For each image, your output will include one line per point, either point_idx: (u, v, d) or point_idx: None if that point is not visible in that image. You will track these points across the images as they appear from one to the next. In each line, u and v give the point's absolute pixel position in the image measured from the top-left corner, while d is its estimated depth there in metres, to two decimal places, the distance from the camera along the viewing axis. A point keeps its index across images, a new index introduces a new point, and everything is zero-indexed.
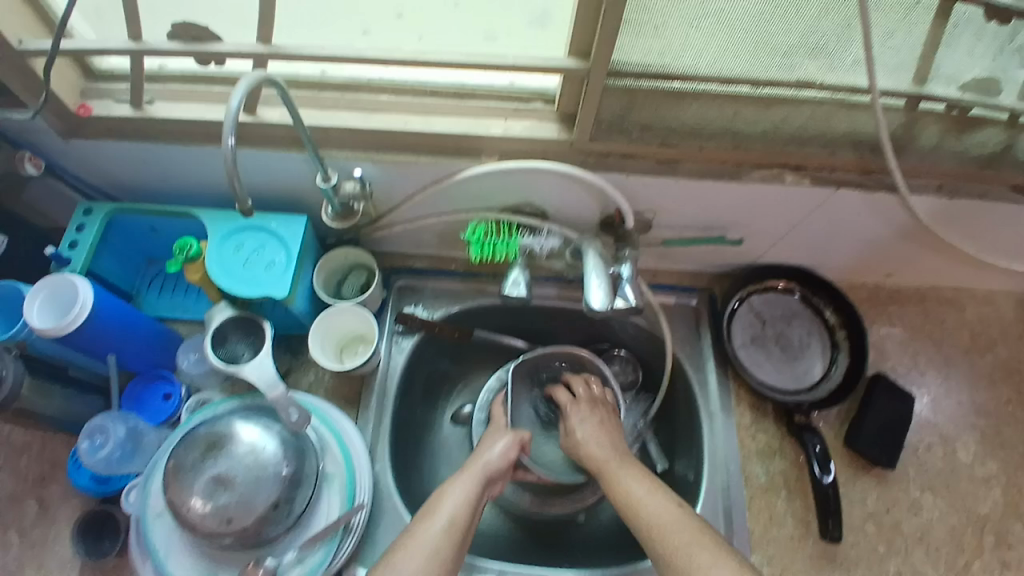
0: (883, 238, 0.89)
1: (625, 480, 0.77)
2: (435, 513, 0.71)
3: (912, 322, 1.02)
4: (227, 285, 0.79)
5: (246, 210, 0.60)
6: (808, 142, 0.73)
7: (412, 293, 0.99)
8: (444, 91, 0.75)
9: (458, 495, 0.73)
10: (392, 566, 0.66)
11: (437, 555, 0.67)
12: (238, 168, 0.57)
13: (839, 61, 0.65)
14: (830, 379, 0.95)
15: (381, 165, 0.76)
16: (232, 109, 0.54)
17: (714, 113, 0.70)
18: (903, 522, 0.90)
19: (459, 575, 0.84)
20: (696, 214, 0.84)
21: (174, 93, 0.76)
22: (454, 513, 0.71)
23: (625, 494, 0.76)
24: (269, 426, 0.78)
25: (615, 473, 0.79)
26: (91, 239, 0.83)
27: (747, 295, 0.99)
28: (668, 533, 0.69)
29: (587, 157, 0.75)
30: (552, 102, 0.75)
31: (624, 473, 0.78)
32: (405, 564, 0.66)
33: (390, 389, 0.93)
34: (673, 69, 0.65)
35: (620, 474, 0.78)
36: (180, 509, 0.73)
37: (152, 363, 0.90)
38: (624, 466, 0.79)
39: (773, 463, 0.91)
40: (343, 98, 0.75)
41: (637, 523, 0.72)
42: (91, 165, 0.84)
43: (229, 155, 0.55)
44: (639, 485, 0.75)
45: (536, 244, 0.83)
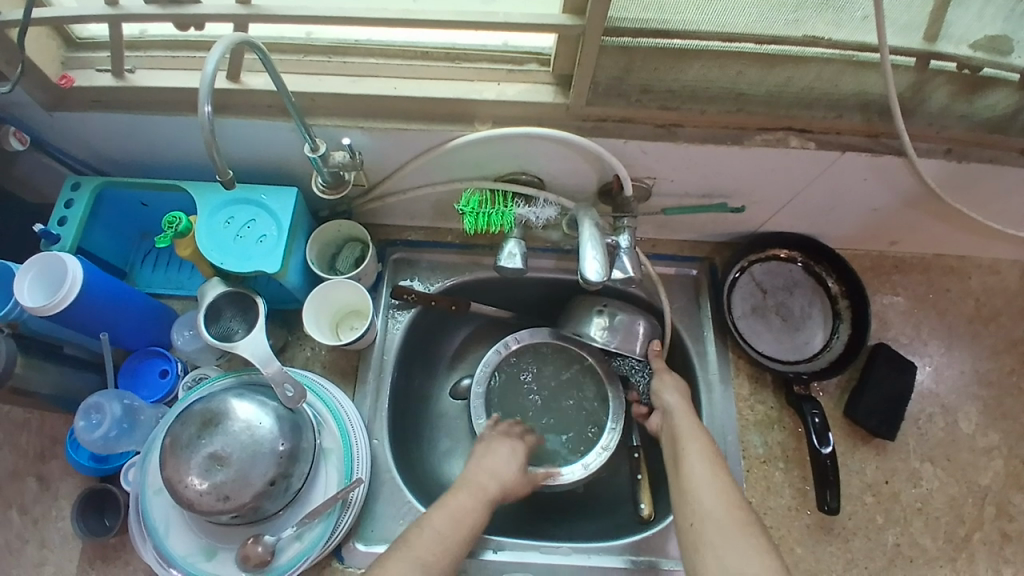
0: (888, 205, 0.87)
1: (696, 455, 0.74)
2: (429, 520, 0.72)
3: (916, 291, 1.00)
4: (217, 259, 0.77)
5: (228, 181, 0.58)
6: (812, 105, 0.70)
7: (407, 266, 0.98)
8: (435, 54, 0.72)
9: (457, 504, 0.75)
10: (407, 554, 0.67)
11: (444, 548, 0.70)
12: (217, 138, 0.54)
13: (847, 17, 0.62)
14: (830, 350, 0.94)
15: (370, 133, 0.73)
16: (208, 73, 0.52)
17: (716, 73, 0.67)
18: (903, 493, 0.90)
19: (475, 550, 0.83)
20: (695, 181, 0.81)
21: (156, 61, 0.73)
22: (458, 508, 0.74)
23: (692, 474, 0.72)
24: (265, 402, 0.77)
25: (691, 448, 0.75)
26: (81, 214, 0.81)
27: (749, 264, 0.97)
28: (725, 523, 0.66)
29: (583, 122, 0.73)
30: (547, 65, 0.72)
31: (688, 430, 0.77)
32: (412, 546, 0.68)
33: (386, 364, 0.92)
34: (671, 27, 0.62)
35: (688, 445, 0.75)
36: (178, 486, 0.72)
37: (147, 339, 0.89)
38: (695, 430, 0.77)
39: (771, 434, 0.91)
40: (330, 63, 0.72)
41: (687, 509, 0.69)
42: (75, 138, 0.82)
43: (206, 124, 0.53)
44: (704, 465, 0.72)
45: (532, 214, 0.81)
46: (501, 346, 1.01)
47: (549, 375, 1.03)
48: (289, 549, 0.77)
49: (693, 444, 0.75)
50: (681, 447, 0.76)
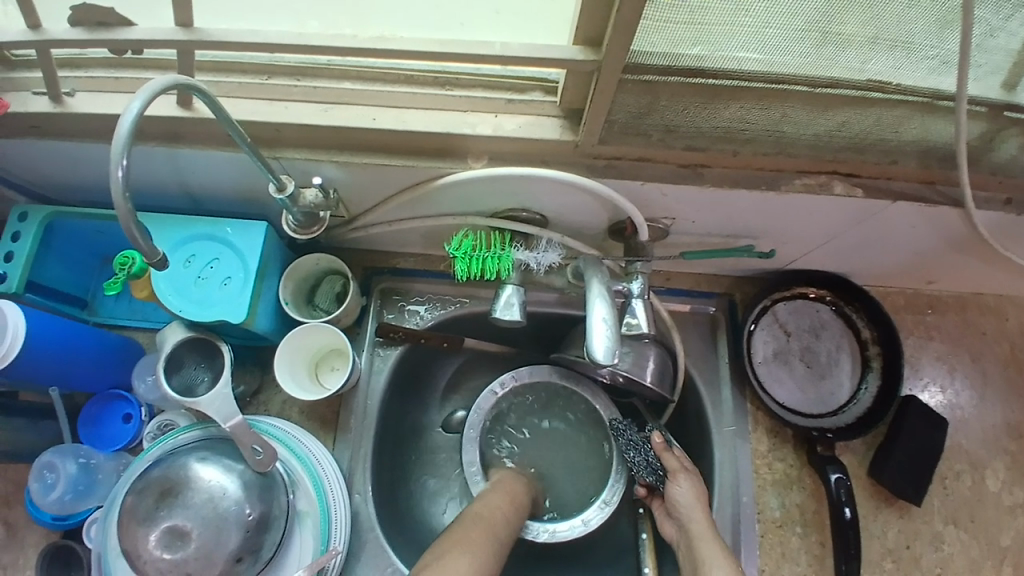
0: (932, 249, 0.77)
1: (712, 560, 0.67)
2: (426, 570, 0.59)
3: (952, 334, 0.91)
4: (176, 307, 0.69)
5: (158, 260, 0.47)
6: (865, 150, 0.60)
7: (395, 297, 0.88)
8: (422, 78, 0.62)
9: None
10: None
11: None
12: (135, 211, 0.44)
13: (919, 58, 0.52)
14: (858, 402, 0.85)
15: (346, 168, 0.64)
16: (125, 122, 0.42)
17: (757, 115, 0.56)
18: (924, 557, 0.83)
19: None
20: (719, 222, 0.71)
21: (98, 82, 0.63)
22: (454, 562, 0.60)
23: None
24: (231, 466, 0.69)
25: (705, 553, 0.69)
26: (29, 248, 0.72)
27: (773, 302, 0.88)
28: None
29: (594, 161, 0.63)
30: (554, 94, 0.61)
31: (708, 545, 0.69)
32: None
33: (370, 409, 0.84)
34: (707, 63, 0.51)
35: (703, 550, 0.69)
36: (135, 562, 0.65)
37: (109, 382, 0.80)
38: (714, 538, 0.70)
39: (790, 495, 0.83)
40: (297, 87, 0.61)
41: None
42: (14, 163, 0.71)
43: (118, 187, 0.43)
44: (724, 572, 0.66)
45: (532, 259, 0.72)
46: (497, 386, 0.91)
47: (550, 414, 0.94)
48: None
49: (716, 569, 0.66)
50: (701, 567, 0.68)
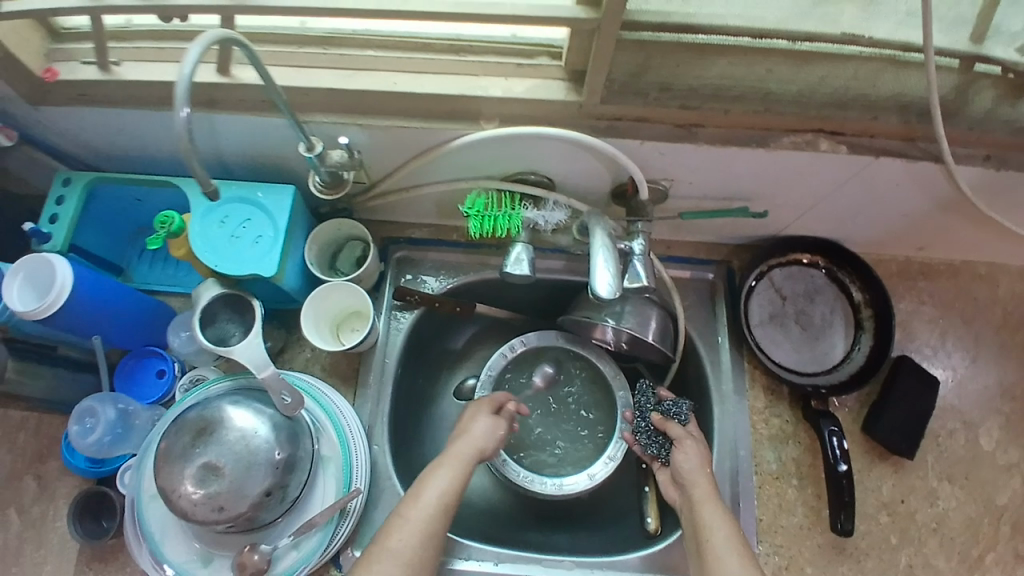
0: (919, 211, 0.81)
1: (712, 521, 0.69)
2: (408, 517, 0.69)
3: (944, 299, 0.95)
4: (211, 263, 0.74)
5: (210, 189, 0.56)
6: (848, 106, 0.64)
7: (411, 265, 0.94)
8: (438, 46, 0.67)
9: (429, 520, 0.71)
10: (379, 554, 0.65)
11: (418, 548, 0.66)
12: (196, 142, 0.52)
13: (885, 11, 0.61)
14: (851, 361, 0.89)
15: (369, 130, 0.69)
16: (183, 76, 0.48)
17: (744, 71, 0.62)
18: (919, 512, 0.86)
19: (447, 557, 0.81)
20: (714, 184, 0.76)
21: (143, 52, 0.69)
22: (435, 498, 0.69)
23: (709, 539, 0.68)
24: (262, 410, 0.75)
25: (705, 512, 0.70)
26: (72, 212, 0.78)
27: (769, 268, 0.92)
28: None
29: (597, 121, 0.67)
30: (559, 59, 0.67)
31: (709, 507, 0.71)
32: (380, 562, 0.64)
33: (387, 367, 0.89)
34: (697, 20, 0.58)
35: (703, 509, 0.71)
36: (172, 496, 0.70)
37: (142, 339, 0.85)
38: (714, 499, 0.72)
39: (786, 449, 0.87)
40: (325, 54, 0.67)
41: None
42: (64, 132, 0.78)
43: (183, 126, 0.50)
44: (722, 532, 0.68)
45: (541, 217, 0.77)
46: (507, 349, 0.95)
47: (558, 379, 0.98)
48: (286, 558, 0.76)
49: (718, 530, 0.68)
50: (702, 529, 0.69)
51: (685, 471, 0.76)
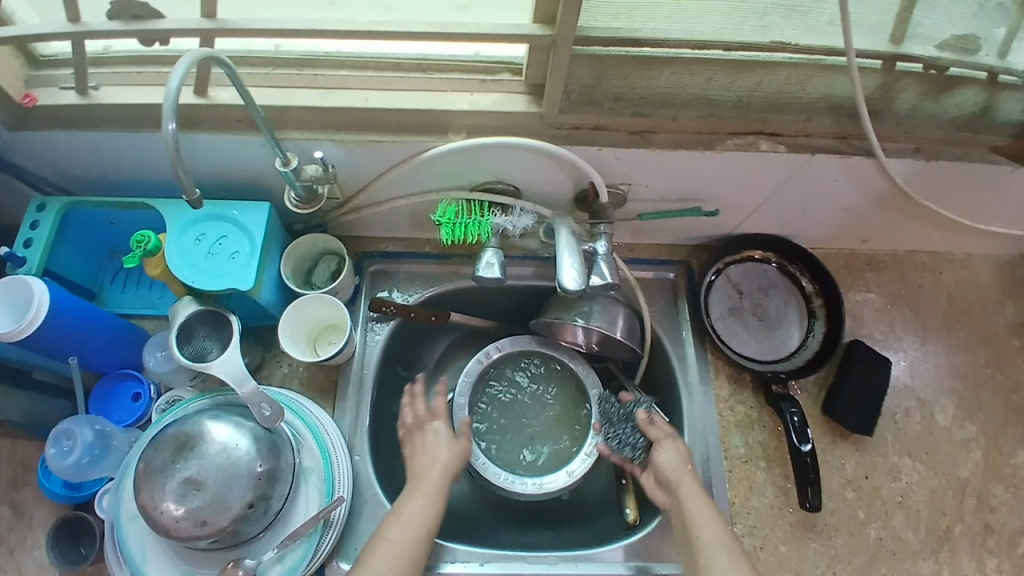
0: (859, 205, 0.89)
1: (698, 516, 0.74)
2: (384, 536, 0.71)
3: (889, 288, 1.02)
4: (188, 278, 0.76)
5: (194, 200, 0.58)
6: (783, 109, 0.72)
7: (386, 278, 0.97)
8: (407, 65, 0.72)
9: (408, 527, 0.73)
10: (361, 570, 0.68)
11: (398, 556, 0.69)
12: (182, 155, 0.55)
13: (813, 22, 0.66)
14: (806, 348, 0.95)
15: (343, 146, 0.72)
16: (171, 87, 0.53)
17: (688, 80, 0.68)
18: (883, 487, 0.91)
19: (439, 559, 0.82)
20: (671, 186, 0.82)
21: (120, 77, 0.72)
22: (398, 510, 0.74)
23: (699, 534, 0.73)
24: (241, 423, 0.75)
25: (692, 508, 0.75)
26: (47, 236, 0.79)
27: (725, 266, 0.98)
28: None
29: (558, 130, 0.72)
30: (520, 74, 0.72)
31: (697, 504, 0.76)
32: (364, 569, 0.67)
33: (366, 378, 0.91)
34: (641, 35, 0.63)
35: (691, 505, 0.76)
36: (152, 513, 0.70)
37: (119, 361, 0.85)
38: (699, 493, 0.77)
39: (753, 434, 0.92)
40: (299, 75, 0.71)
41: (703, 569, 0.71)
42: (39, 158, 0.79)
43: (171, 140, 0.53)
44: (710, 526, 0.73)
45: (509, 222, 0.81)
46: (483, 355, 0.98)
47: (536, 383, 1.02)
48: (271, 571, 0.75)
49: (706, 528, 0.73)
50: (690, 525, 0.74)
51: (668, 469, 0.80)
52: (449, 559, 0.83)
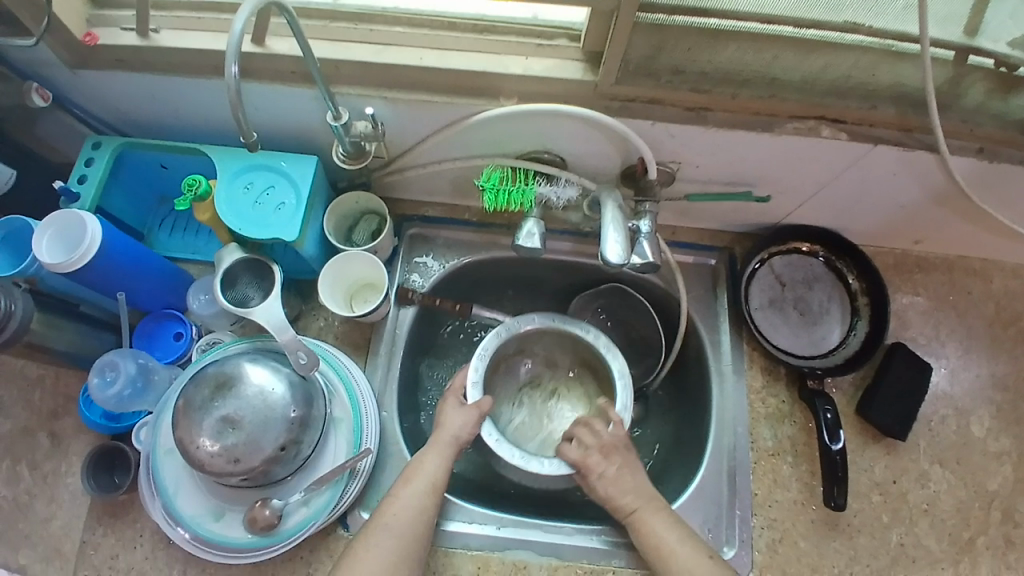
0: (916, 201, 0.85)
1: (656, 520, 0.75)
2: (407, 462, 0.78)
3: (937, 292, 0.99)
4: (235, 225, 0.77)
5: (251, 144, 0.60)
6: (848, 94, 0.69)
7: (423, 242, 0.97)
8: (462, 25, 0.71)
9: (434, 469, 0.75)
10: (386, 524, 0.72)
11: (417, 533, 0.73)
12: (242, 99, 0.56)
13: (888, 6, 0.62)
14: (846, 347, 0.92)
15: (393, 104, 0.73)
16: (235, 31, 0.53)
17: (752, 57, 0.66)
18: (910, 493, 0.89)
19: (441, 517, 0.84)
20: (722, 169, 0.80)
21: (181, 21, 0.73)
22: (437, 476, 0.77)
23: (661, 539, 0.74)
24: (278, 368, 0.76)
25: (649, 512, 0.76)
26: (100, 174, 0.81)
27: (769, 257, 0.96)
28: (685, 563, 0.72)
29: (611, 102, 0.71)
30: (578, 41, 0.70)
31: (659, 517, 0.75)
32: (395, 520, 0.73)
33: (399, 339, 0.91)
34: (712, 6, 0.61)
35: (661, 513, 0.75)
36: (189, 447, 0.72)
37: (162, 302, 0.87)
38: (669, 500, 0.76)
39: (782, 428, 0.90)
40: (355, 30, 0.71)
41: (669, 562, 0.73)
42: (98, 97, 0.81)
43: (232, 84, 0.54)
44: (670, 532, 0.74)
45: (553, 193, 0.80)
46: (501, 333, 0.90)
47: (540, 382, 1.02)
48: (296, 514, 0.77)
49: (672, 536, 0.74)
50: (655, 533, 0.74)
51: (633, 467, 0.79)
52: (466, 520, 0.85)
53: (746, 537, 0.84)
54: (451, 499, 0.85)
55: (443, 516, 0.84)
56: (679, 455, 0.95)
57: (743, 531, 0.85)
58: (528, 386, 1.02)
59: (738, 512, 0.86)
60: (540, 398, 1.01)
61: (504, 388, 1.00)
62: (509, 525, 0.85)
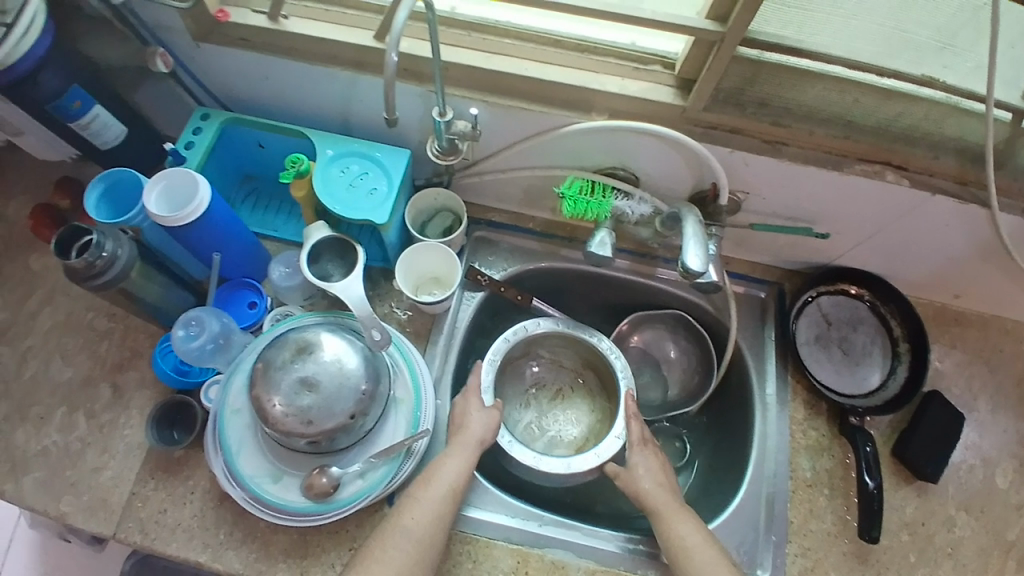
0: (960, 254, 0.90)
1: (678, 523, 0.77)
2: (464, 442, 0.82)
3: (972, 346, 1.03)
4: (328, 203, 0.83)
5: (392, 120, 0.66)
6: (915, 141, 0.75)
7: (487, 246, 1.02)
8: (567, 43, 0.77)
9: (451, 468, 0.78)
10: (401, 525, 0.72)
11: None
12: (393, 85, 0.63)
13: (959, 64, 0.70)
14: (886, 389, 0.97)
15: (493, 108, 0.79)
16: (398, 20, 0.60)
17: (834, 98, 0.72)
18: (936, 535, 0.91)
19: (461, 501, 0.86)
20: (787, 202, 0.85)
21: (310, 11, 0.80)
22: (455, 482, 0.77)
23: (676, 536, 0.76)
24: (353, 341, 0.80)
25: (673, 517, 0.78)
26: (206, 143, 0.87)
27: (819, 295, 1.01)
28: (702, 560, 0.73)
29: (695, 127, 0.77)
30: (671, 68, 0.76)
31: (680, 518, 0.77)
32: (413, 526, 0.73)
33: (456, 334, 0.96)
34: (805, 46, 0.67)
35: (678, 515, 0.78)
36: (264, 404, 0.75)
37: (242, 271, 0.91)
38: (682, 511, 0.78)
39: (821, 460, 0.92)
40: (469, 37, 0.78)
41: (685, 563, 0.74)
42: (213, 72, 0.88)
43: (391, 70, 0.61)
44: (693, 534, 0.76)
45: (628, 207, 0.86)
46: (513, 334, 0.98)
47: (546, 383, 1.09)
48: (352, 485, 0.79)
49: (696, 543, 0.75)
50: (667, 534, 0.77)
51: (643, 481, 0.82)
52: (507, 514, 0.87)
53: (777, 562, 0.86)
54: (494, 492, 0.88)
55: (488, 508, 0.87)
56: (721, 477, 0.98)
57: (776, 555, 0.87)
58: (535, 387, 1.08)
59: (773, 537, 0.88)
60: (546, 398, 1.08)
61: (512, 390, 1.07)
62: (550, 523, 0.87)
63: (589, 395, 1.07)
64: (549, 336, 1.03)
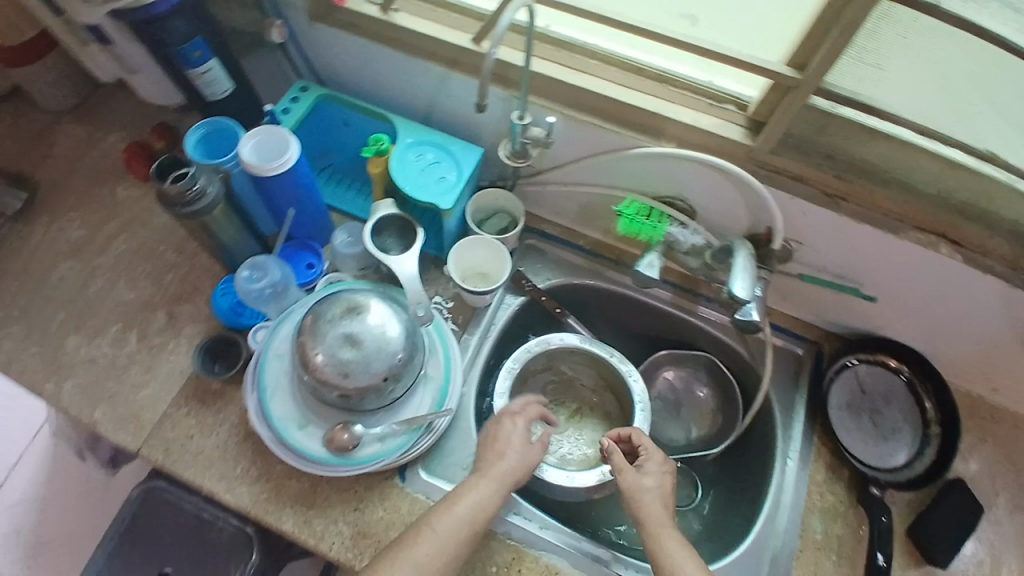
0: (1005, 342, 0.90)
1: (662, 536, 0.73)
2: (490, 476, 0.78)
3: (1005, 443, 1.00)
4: (401, 183, 0.89)
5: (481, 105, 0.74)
6: (969, 217, 0.78)
7: (537, 255, 1.07)
8: (648, 72, 0.82)
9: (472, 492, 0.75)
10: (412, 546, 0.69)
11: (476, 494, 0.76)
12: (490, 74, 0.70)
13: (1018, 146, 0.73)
14: (911, 469, 0.95)
15: (568, 121, 0.85)
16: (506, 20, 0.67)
17: (897, 160, 0.75)
18: None
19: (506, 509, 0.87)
20: (838, 257, 0.87)
21: (421, 8, 0.87)
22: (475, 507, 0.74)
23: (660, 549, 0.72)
24: (400, 311, 0.84)
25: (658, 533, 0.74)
26: (301, 110, 0.95)
27: (856, 361, 1.01)
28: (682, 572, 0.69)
29: (759, 168, 0.80)
30: (745, 109, 0.80)
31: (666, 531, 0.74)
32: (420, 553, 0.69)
33: (492, 333, 1.00)
34: (876, 105, 0.71)
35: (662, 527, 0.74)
36: (308, 351, 0.79)
37: (308, 233, 0.97)
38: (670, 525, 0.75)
39: (833, 524, 0.91)
40: (560, 53, 0.84)
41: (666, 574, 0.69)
42: (322, 49, 0.96)
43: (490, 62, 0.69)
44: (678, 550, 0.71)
45: (681, 235, 0.89)
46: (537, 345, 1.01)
47: (564, 400, 1.10)
48: (370, 447, 0.82)
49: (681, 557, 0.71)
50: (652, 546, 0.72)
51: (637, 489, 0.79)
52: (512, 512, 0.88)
53: None
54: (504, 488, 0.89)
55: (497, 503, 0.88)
56: (730, 523, 0.97)
57: None
58: (554, 402, 1.10)
59: None
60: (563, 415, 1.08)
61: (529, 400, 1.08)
62: (551, 529, 0.88)
63: (606, 418, 1.08)
64: (572, 352, 1.05)
